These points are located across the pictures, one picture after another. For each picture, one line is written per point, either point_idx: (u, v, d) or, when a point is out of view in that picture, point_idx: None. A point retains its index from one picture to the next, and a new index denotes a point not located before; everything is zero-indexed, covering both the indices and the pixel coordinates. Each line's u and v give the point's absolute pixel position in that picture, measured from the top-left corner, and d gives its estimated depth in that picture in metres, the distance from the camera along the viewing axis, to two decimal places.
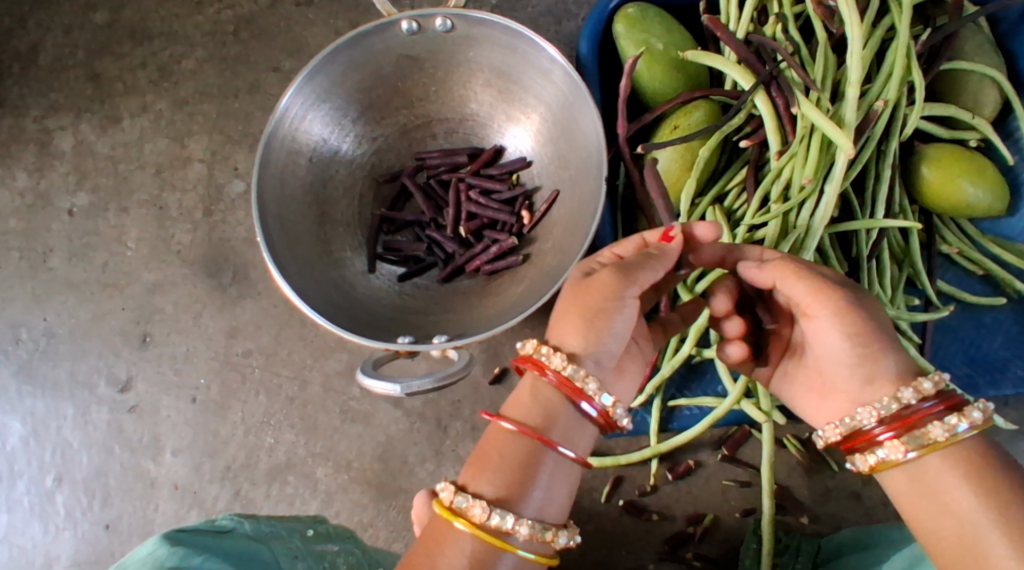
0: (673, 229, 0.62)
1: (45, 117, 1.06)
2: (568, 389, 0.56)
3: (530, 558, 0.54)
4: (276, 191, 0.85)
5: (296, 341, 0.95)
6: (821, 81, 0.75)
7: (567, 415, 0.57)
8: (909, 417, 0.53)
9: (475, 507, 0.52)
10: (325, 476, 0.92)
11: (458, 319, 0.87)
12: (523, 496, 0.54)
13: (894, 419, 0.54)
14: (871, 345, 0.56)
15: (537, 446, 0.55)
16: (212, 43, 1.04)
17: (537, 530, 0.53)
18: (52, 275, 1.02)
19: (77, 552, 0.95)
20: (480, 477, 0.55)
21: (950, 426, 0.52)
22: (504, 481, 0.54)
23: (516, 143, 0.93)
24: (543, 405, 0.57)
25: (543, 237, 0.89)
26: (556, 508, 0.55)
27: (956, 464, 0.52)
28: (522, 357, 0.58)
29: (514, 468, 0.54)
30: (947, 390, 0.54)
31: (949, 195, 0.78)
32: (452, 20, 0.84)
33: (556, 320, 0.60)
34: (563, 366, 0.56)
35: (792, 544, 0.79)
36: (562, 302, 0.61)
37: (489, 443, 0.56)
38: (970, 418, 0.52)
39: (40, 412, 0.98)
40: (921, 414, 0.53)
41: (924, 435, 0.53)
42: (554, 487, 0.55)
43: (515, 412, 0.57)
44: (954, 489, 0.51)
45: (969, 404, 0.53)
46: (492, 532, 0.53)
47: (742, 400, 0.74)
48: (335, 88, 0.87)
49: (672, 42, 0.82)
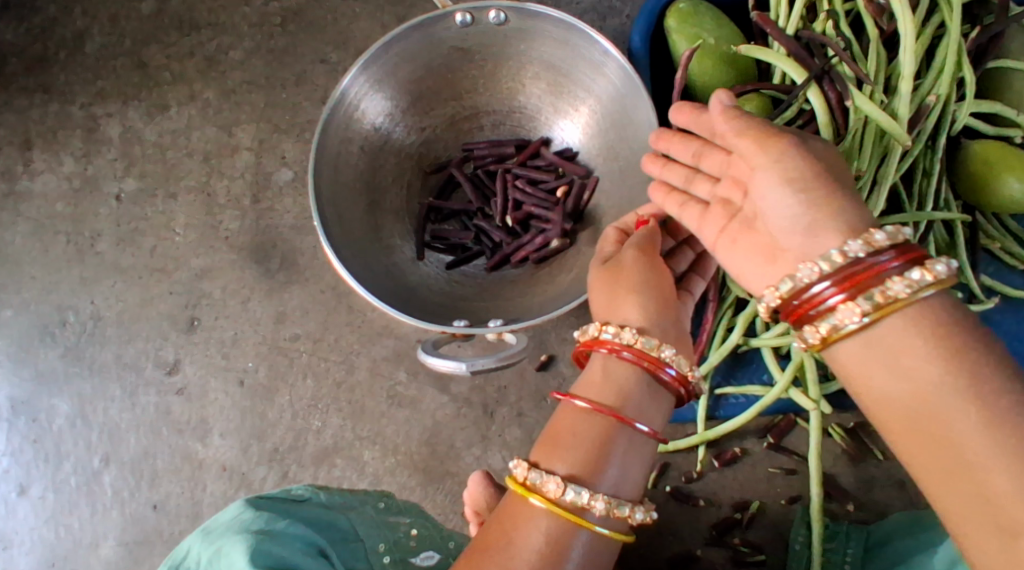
0: (649, 214, 0.69)
1: (92, 104, 1.08)
2: (638, 361, 0.58)
3: (607, 535, 0.55)
4: (332, 177, 0.86)
5: (343, 326, 0.96)
6: (874, 75, 0.77)
7: (643, 390, 0.59)
8: (855, 278, 0.51)
9: (550, 483, 0.53)
10: (372, 459, 0.93)
11: (510, 305, 0.88)
12: (597, 473, 0.55)
13: (846, 277, 0.51)
14: (817, 200, 0.54)
15: (614, 424, 0.57)
16: (260, 35, 1.06)
17: (613, 507, 0.54)
18: (99, 260, 1.03)
19: (123, 532, 0.95)
20: (557, 457, 0.56)
21: (885, 292, 0.50)
22: (578, 460, 0.56)
23: (564, 135, 0.95)
24: (620, 382, 0.59)
25: (592, 225, 0.90)
26: (633, 484, 0.57)
27: (901, 323, 0.50)
28: (586, 341, 0.61)
29: (590, 446, 0.56)
30: (899, 248, 0.51)
31: (994, 192, 0.79)
32: (505, 13, 0.86)
33: (604, 306, 0.64)
34: (635, 338, 0.58)
35: (842, 530, 0.79)
36: (597, 294, 0.65)
37: (561, 423, 0.58)
38: (938, 269, 0.50)
39: (87, 394, 0.99)
40: (880, 268, 0.51)
41: (896, 283, 0.50)
42: (631, 464, 0.57)
43: (593, 392, 0.59)
44: (911, 348, 0.49)
45: (917, 265, 0.50)
46: (568, 507, 0.54)
47: (790, 388, 0.77)
48: (388, 78, 0.89)
49: (723, 37, 0.83)
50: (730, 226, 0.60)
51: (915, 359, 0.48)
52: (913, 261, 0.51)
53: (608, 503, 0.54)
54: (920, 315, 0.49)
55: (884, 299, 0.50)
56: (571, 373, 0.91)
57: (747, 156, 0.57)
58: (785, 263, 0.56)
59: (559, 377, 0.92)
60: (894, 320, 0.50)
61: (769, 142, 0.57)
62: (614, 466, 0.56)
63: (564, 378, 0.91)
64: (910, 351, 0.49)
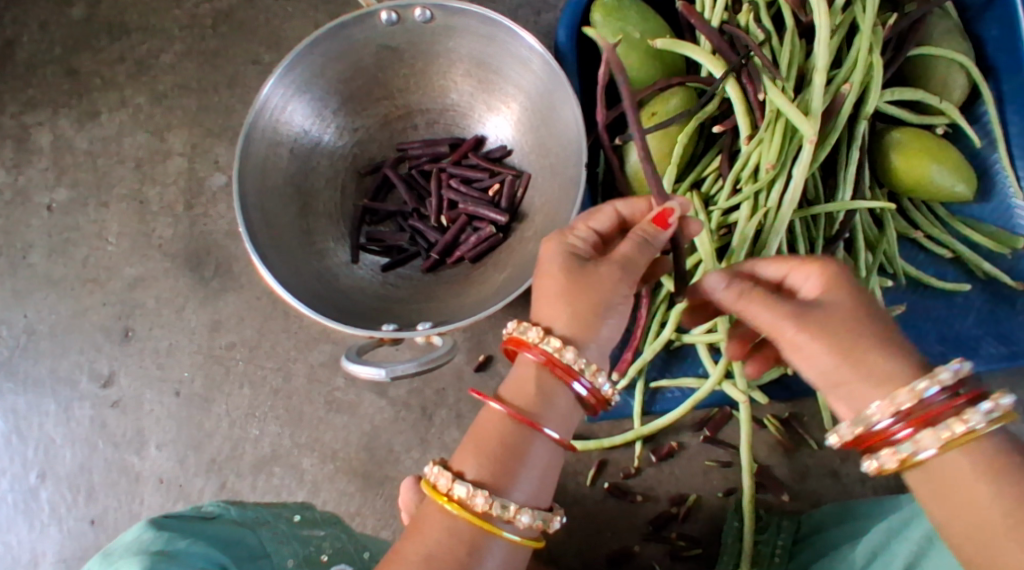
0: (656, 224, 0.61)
1: (22, 113, 1.05)
2: (553, 367, 0.56)
3: (499, 534, 0.53)
4: (258, 182, 0.85)
5: (280, 332, 0.95)
6: (786, 69, 0.77)
7: (560, 397, 0.57)
8: (921, 416, 0.48)
9: (437, 474, 0.53)
10: (311, 467, 0.92)
11: (442, 306, 0.88)
12: (493, 470, 0.54)
13: (919, 415, 0.49)
14: (855, 354, 0.51)
15: (525, 430, 0.55)
16: (191, 37, 1.04)
17: (494, 505, 0.52)
18: (31, 272, 1.01)
19: (61, 548, 0.94)
20: (461, 453, 0.55)
21: (961, 424, 0.47)
22: (477, 456, 0.55)
23: (497, 132, 0.94)
24: (536, 388, 0.56)
25: (526, 223, 0.89)
26: (545, 492, 0.56)
27: (973, 464, 0.47)
28: (509, 339, 0.59)
29: (494, 444, 0.55)
30: (951, 386, 0.49)
31: (916, 177, 0.79)
32: (431, 10, 0.85)
33: (549, 303, 0.58)
34: (547, 341, 0.56)
35: (773, 521, 0.82)
36: (547, 286, 0.59)
37: (480, 423, 0.57)
38: (987, 413, 0.47)
39: (21, 410, 0.98)
40: (942, 408, 0.48)
41: (930, 436, 0.48)
42: (542, 472, 0.55)
43: (506, 394, 0.57)
44: (975, 490, 0.46)
45: (982, 400, 0.48)
46: (456, 501, 0.53)
47: (723, 380, 0.76)
48: (315, 79, 0.87)
49: (648, 30, 0.82)
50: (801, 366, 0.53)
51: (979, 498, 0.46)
52: (978, 397, 0.48)
53: (487, 497, 0.52)
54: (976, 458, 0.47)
55: (953, 436, 0.47)
56: (509, 372, 0.91)
57: (840, 320, 0.52)
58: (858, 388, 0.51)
59: (498, 377, 0.92)
60: (959, 456, 0.47)
61: (862, 312, 0.52)
62: (520, 469, 0.54)
63: (502, 378, 0.91)
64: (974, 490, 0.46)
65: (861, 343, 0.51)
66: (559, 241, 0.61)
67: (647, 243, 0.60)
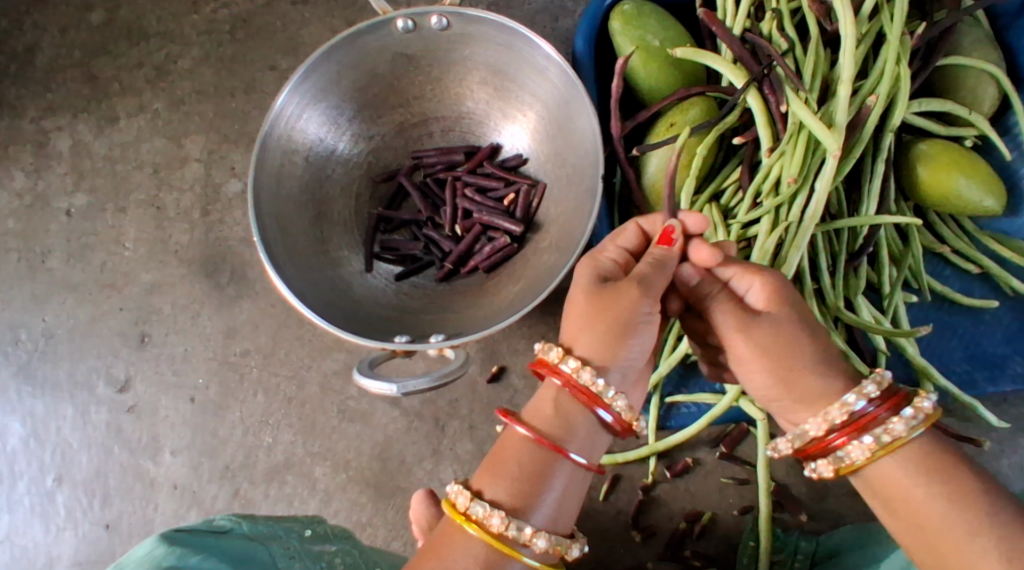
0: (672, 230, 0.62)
1: (42, 118, 1.06)
2: (585, 397, 0.55)
3: (511, 554, 0.52)
4: (273, 190, 0.85)
5: (294, 340, 0.95)
6: (810, 80, 0.74)
7: (585, 423, 0.56)
8: (852, 425, 0.54)
9: (457, 493, 0.53)
10: (323, 475, 0.92)
11: (455, 318, 0.87)
12: (508, 491, 0.53)
13: (845, 425, 0.54)
14: (779, 384, 0.57)
15: (548, 453, 0.54)
16: (209, 43, 1.04)
17: (508, 525, 0.52)
18: (50, 276, 1.02)
19: (77, 552, 0.95)
20: (481, 473, 0.55)
21: (886, 433, 0.53)
22: (495, 475, 0.54)
23: (513, 141, 0.93)
24: (558, 411, 0.56)
25: (541, 234, 0.88)
26: (567, 518, 0.55)
27: (909, 466, 0.52)
28: (540, 362, 0.57)
29: (516, 465, 0.54)
30: (880, 396, 0.54)
31: (944, 190, 0.77)
32: (448, 18, 0.83)
33: (574, 327, 0.58)
34: (581, 372, 0.55)
35: (791, 541, 0.81)
36: (576, 309, 0.59)
37: (501, 447, 0.56)
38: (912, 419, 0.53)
39: (39, 413, 0.99)
40: (868, 417, 0.53)
41: (861, 445, 0.54)
42: (564, 495, 0.54)
43: (530, 416, 0.56)
44: (908, 489, 0.52)
45: (905, 406, 0.53)
46: (472, 522, 0.53)
47: (739, 397, 0.75)
48: (330, 88, 0.87)
49: (668, 39, 0.81)
50: (747, 373, 0.59)
51: (917, 502, 0.51)
52: (901, 402, 0.54)
53: (503, 518, 0.52)
54: (916, 456, 0.52)
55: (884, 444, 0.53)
56: (522, 384, 0.90)
57: (765, 341, 0.57)
58: (784, 390, 0.57)
59: (511, 388, 0.91)
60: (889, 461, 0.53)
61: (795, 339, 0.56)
62: (540, 491, 0.53)
63: (515, 389, 0.91)
64: (909, 493, 0.52)
65: (794, 370, 0.56)
66: (589, 262, 0.62)
67: (661, 263, 0.59)
